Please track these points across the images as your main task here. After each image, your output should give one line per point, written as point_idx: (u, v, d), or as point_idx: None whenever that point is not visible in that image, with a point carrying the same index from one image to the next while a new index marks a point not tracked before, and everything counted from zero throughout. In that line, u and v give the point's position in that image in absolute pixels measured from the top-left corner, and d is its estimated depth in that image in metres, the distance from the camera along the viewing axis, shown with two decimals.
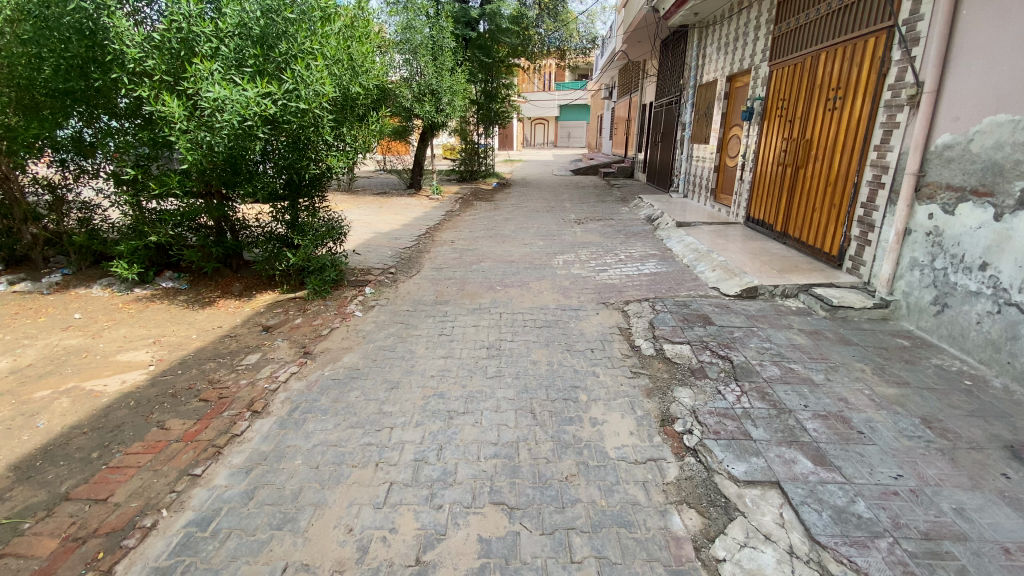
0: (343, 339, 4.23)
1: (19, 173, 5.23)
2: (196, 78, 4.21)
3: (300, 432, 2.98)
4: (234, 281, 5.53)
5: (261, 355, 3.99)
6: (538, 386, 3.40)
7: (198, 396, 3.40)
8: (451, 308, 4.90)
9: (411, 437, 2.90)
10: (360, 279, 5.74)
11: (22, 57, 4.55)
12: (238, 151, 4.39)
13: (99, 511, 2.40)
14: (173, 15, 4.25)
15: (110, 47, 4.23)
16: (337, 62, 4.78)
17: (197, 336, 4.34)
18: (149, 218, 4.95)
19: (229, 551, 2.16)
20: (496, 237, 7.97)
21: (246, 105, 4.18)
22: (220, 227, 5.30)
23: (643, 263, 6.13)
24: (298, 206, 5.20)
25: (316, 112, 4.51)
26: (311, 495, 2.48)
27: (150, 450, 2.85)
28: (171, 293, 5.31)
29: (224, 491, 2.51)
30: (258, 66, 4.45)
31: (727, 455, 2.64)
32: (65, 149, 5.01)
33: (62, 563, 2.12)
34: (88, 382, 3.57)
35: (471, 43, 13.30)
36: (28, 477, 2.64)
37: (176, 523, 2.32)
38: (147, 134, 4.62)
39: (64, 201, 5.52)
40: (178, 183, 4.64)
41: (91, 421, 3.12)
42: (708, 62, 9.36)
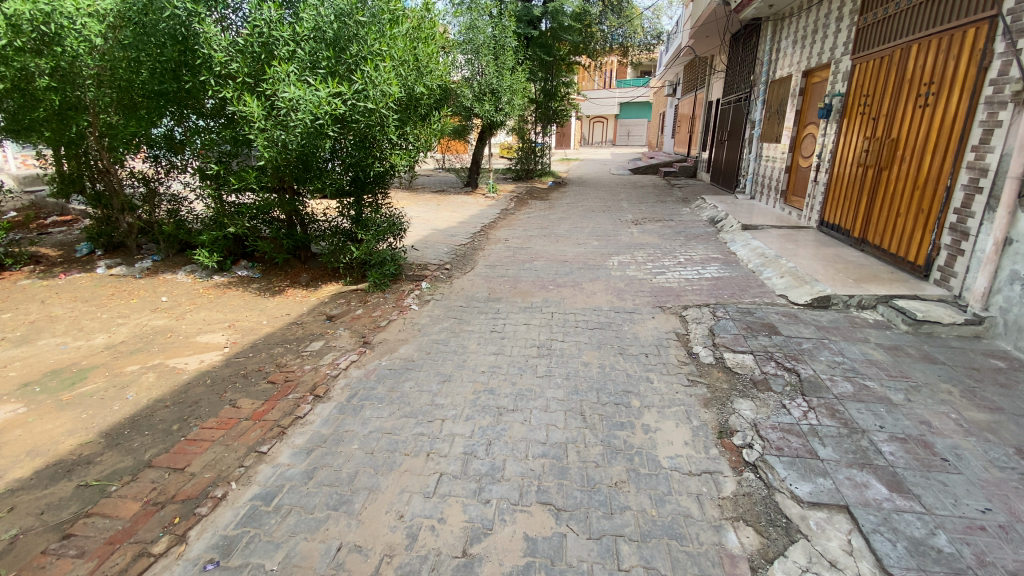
0: (399, 331, 4.37)
1: (119, 167, 5.81)
2: (275, 79, 4.48)
3: (357, 418, 3.10)
4: (302, 272, 5.85)
5: (324, 342, 4.19)
6: (589, 389, 3.35)
7: (266, 378, 3.62)
8: (504, 306, 4.93)
9: (461, 431, 2.95)
10: (417, 273, 5.89)
11: (123, 61, 5.01)
12: (310, 149, 4.64)
13: (177, 480, 2.62)
14: (256, 21, 4.53)
15: (200, 51, 4.58)
16: (404, 62, 4.92)
17: (267, 322, 4.62)
18: (229, 211, 5.35)
19: (289, 527, 2.29)
20: (550, 237, 7.93)
21: (319, 105, 4.40)
22: (290, 220, 5.62)
23: (704, 267, 5.91)
24: (363, 202, 5.41)
25: (383, 112, 4.66)
26: (365, 480, 2.57)
27: (222, 426, 3.07)
28: (246, 281, 5.69)
29: (286, 470, 2.66)
30: (330, 68, 4.67)
31: (790, 473, 2.49)
32: (157, 146, 5.47)
33: (142, 524, 2.32)
34: (171, 360, 3.90)
35: (532, 41, 13.31)
36: (117, 444, 2.91)
37: (243, 496, 2.48)
38: (229, 133, 4.96)
39: (155, 194, 6.04)
40: (255, 179, 4.98)
41: (173, 396, 3.40)
42: (782, 56, 8.86)
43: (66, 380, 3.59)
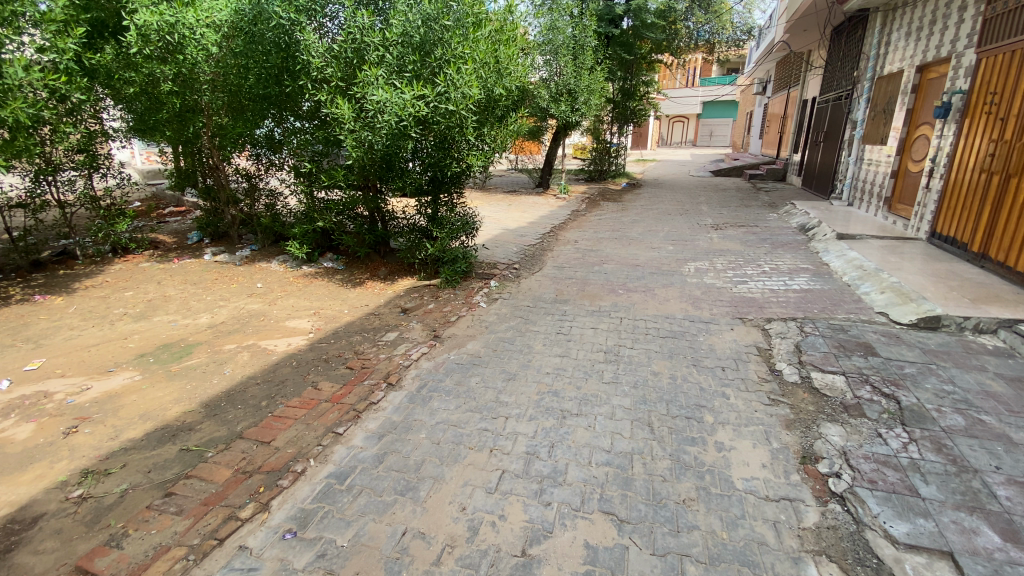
0: (467, 328, 4.46)
1: (226, 164, 6.37)
2: (364, 83, 4.74)
3: (426, 408, 3.21)
4: (381, 265, 6.14)
5: (398, 333, 4.38)
6: (658, 399, 3.24)
7: (345, 364, 3.85)
8: (571, 308, 4.88)
9: (525, 430, 2.96)
10: (487, 271, 6.00)
11: (234, 68, 5.56)
12: (393, 149, 4.87)
13: (263, 452, 2.85)
14: (351, 28, 4.82)
15: (300, 58, 4.95)
16: (486, 65, 5.02)
17: (347, 311, 4.90)
18: (319, 206, 5.75)
19: (360, 507, 2.42)
20: (623, 240, 7.75)
21: (404, 107, 4.62)
22: (372, 216, 5.93)
23: (792, 278, 5.51)
24: (439, 201, 5.59)
25: (463, 113, 4.78)
26: (431, 469, 2.66)
27: (304, 406, 3.29)
28: (330, 272, 6.08)
29: (359, 452, 2.82)
30: (416, 72, 4.87)
31: (884, 510, 2.26)
32: (260, 145, 5.98)
33: (232, 490, 2.56)
34: (263, 341, 4.25)
35: (613, 40, 13.11)
36: (214, 414, 3.22)
37: (320, 473, 2.66)
38: (321, 133, 5.33)
39: (255, 189, 6.59)
40: (342, 177, 5.32)
41: (263, 374, 3.71)
42: (892, 50, 8.07)
43: (175, 354, 4.02)
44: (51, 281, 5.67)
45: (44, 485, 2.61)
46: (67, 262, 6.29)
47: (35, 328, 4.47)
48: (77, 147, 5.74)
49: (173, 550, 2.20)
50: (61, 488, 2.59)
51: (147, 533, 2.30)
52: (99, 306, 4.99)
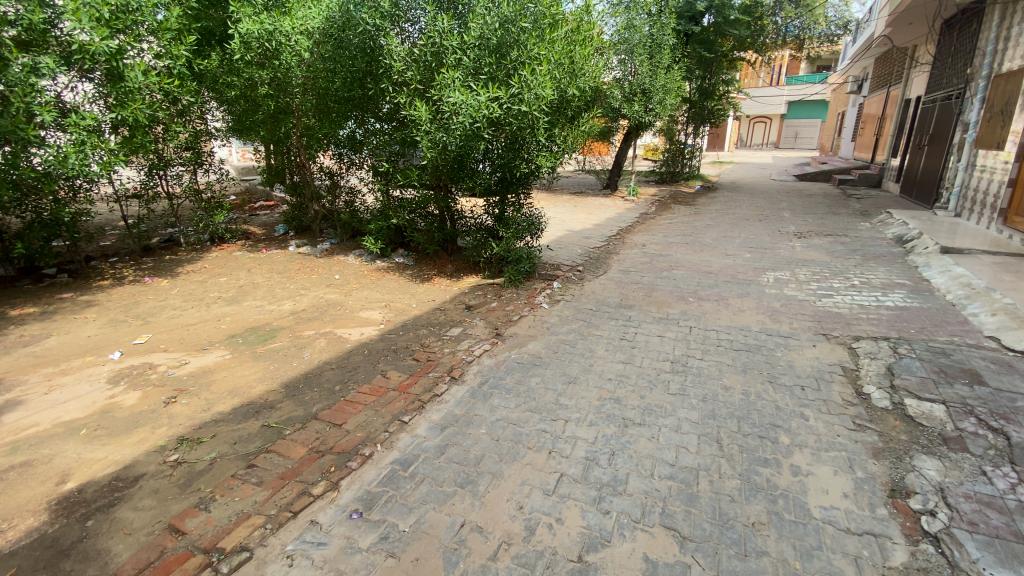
0: (529, 328, 4.48)
1: (312, 163, 6.83)
2: (442, 85, 4.87)
3: (487, 404, 3.27)
4: (448, 263, 6.32)
5: (462, 329, 4.49)
6: (728, 415, 3.10)
7: (412, 356, 4.00)
8: (636, 314, 4.77)
9: (584, 435, 2.93)
10: (551, 272, 5.99)
11: (322, 72, 5.87)
12: (466, 150, 4.99)
13: (334, 434, 3.02)
14: (431, 33, 4.98)
15: (383, 62, 5.19)
16: (560, 66, 5.02)
17: (415, 306, 5.09)
18: (394, 204, 6.03)
19: (422, 495, 2.51)
20: (694, 245, 7.46)
21: (478, 109, 4.69)
22: (442, 215, 6.11)
23: (884, 294, 5.05)
24: (506, 201, 5.66)
25: (535, 114, 4.81)
26: (490, 465, 2.70)
27: (373, 393, 3.46)
28: (400, 267, 6.34)
29: (422, 441, 2.92)
30: (491, 74, 4.95)
31: (985, 557, 2.04)
32: (342, 146, 6.33)
33: (306, 467, 2.74)
34: (338, 329, 4.51)
35: (692, 38, 12.65)
36: (293, 395, 3.46)
37: (386, 458, 2.79)
38: (399, 135, 5.58)
39: (337, 186, 6.99)
40: (417, 177, 5.54)
41: (337, 360, 3.94)
42: (1012, 44, 7.20)
43: (261, 336, 4.36)
44: (159, 265, 6.33)
45: (147, 447, 2.92)
46: (172, 248, 6.99)
47: (144, 306, 5.01)
48: (185, 145, 6.29)
49: (253, 518, 2.38)
50: (161, 451, 2.88)
51: (231, 499, 2.51)
52: (198, 290, 5.50)
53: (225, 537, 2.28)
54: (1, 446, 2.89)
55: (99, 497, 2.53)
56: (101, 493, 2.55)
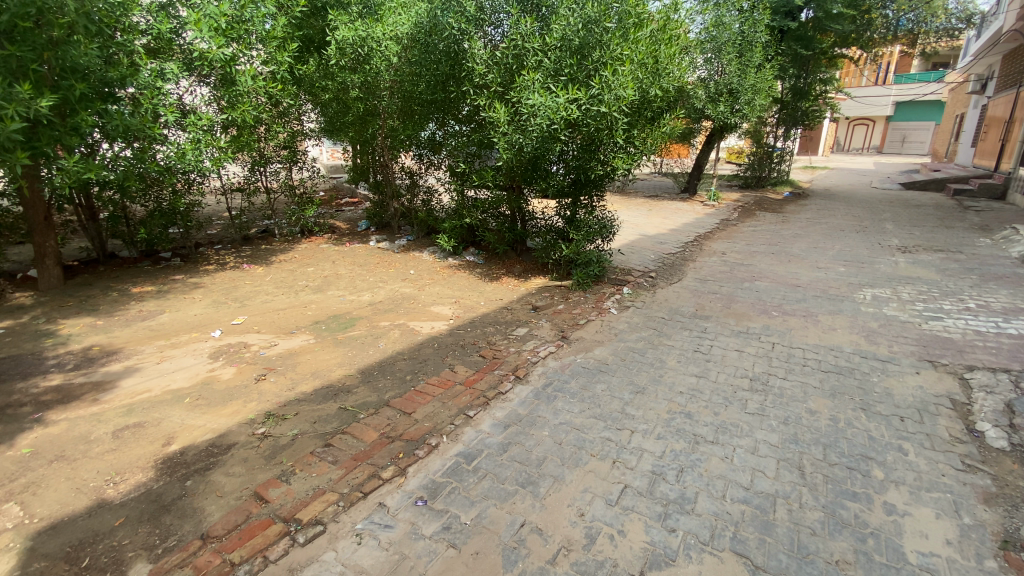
0: (596, 333, 4.41)
1: (394, 163, 7.15)
2: (522, 87, 4.91)
3: (551, 406, 3.26)
4: (517, 263, 6.37)
5: (529, 329, 4.51)
6: (812, 441, 2.87)
7: (478, 352, 4.08)
8: (712, 325, 4.55)
9: (651, 448, 2.84)
10: (621, 278, 5.86)
11: (408, 76, 6.09)
12: (542, 152, 4.99)
13: (404, 422, 3.15)
14: (514, 35, 5.04)
15: (466, 66, 5.32)
16: (643, 66, 4.92)
17: (483, 304, 5.17)
18: (468, 204, 6.24)
19: (484, 490, 2.55)
20: (780, 256, 6.98)
21: (556, 111, 4.69)
22: (514, 215, 6.17)
23: (1007, 320, 4.45)
24: (579, 203, 5.59)
25: (614, 116, 4.74)
26: (552, 468, 2.69)
27: (441, 385, 3.57)
28: (471, 265, 6.49)
29: (486, 437, 2.97)
30: (571, 75, 4.92)
31: None
32: (423, 146, 6.58)
33: (377, 451, 2.87)
34: (411, 322, 4.70)
35: (788, 35, 11.95)
36: (367, 381, 3.65)
37: (450, 450, 2.86)
38: (477, 136, 5.71)
39: (416, 185, 7.29)
40: (491, 178, 5.64)
41: (408, 352, 4.10)
42: None
43: (341, 324, 4.64)
44: (256, 253, 6.92)
45: (238, 419, 3.20)
46: (268, 239, 7.61)
47: (242, 290, 5.50)
48: (283, 144, 6.82)
49: (327, 494, 2.54)
50: (250, 424, 3.14)
51: (309, 474, 2.69)
52: (288, 278, 5.95)
53: (302, 509, 2.44)
54: (121, 407, 3.28)
55: (197, 460, 2.80)
56: (199, 457, 2.83)
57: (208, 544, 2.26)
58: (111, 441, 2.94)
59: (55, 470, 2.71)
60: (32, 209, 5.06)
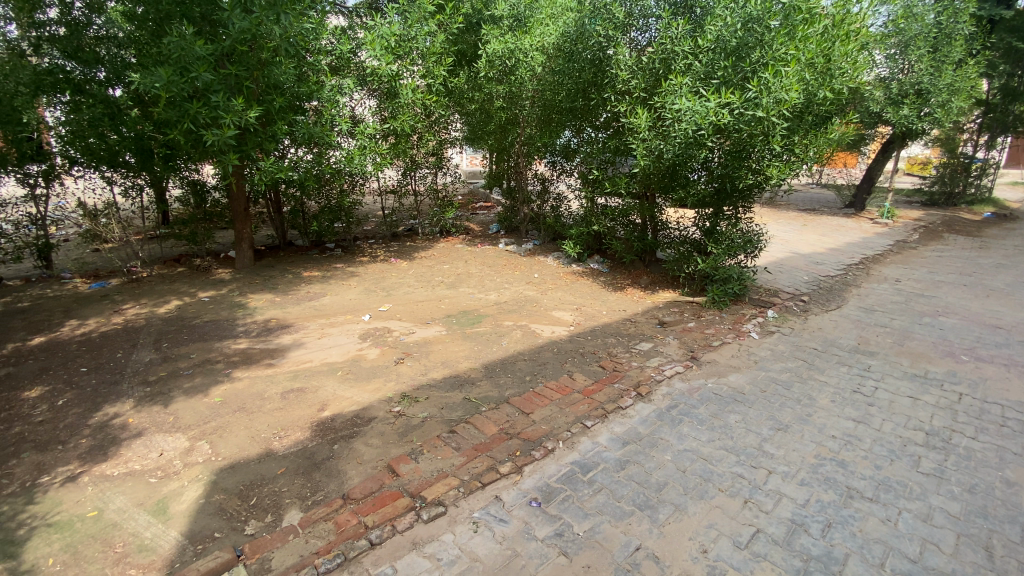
0: (731, 357, 4.06)
1: (529, 169, 7.39)
2: (668, 92, 4.73)
3: (675, 430, 3.07)
4: (644, 274, 6.15)
5: (653, 345, 4.31)
6: (1009, 520, 2.33)
7: (598, 362, 4.01)
8: (878, 364, 3.91)
9: (791, 493, 2.53)
10: (763, 299, 5.31)
11: (551, 84, 6.24)
12: (684, 159, 4.73)
13: (522, 421, 3.20)
14: (663, 39, 4.89)
15: (610, 72, 5.29)
16: (811, 66, 4.48)
17: (606, 313, 5.07)
18: (597, 211, 6.21)
19: (598, 504, 2.49)
20: (976, 289, 5.77)
21: (705, 116, 4.40)
22: (645, 225, 5.95)
23: None
24: (721, 214, 5.21)
25: (772, 121, 4.34)
26: (673, 495, 2.53)
27: (559, 391, 3.57)
28: (595, 273, 6.42)
29: (603, 450, 2.90)
30: (725, 78, 4.60)
31: None
32: (557, 153, 6.68)
33: (495, 445, 2.96)
34: (534, 325, 4.77)
35: (1000, 25, 10.05)
36: (490, 376, 3.79)
37: (566, 457, 2.85)
38: (614, 143, 5.63)
39: (546, 192, 7.45)
40: (625, 185, 5.55)
41: (529, 353, 4.18)
42: None
43: (468, 320, 4.89)
44: (401, 249, 7.62)
45: (379, 395, 3.53)
46: (411, 236, 8.33)
47: (387, 281, 6.09)
48: (432, 151, 7.40)
49: (449, 479, 2.68)
50: (388, 402, 3.45)
51: (435, 456, 2.87)
52: (426, 273, 6.45)
53: (427, 489, 2.61)
54: (288, 372, 3.84)
55: (343, 428, 3.16)
56: (345, 425, 3.18)
57: (347, 504, 2.53)
58: (279, 401, 3.45)
59: (237, 419, 3.24)
60: (236, 202, 6.16)
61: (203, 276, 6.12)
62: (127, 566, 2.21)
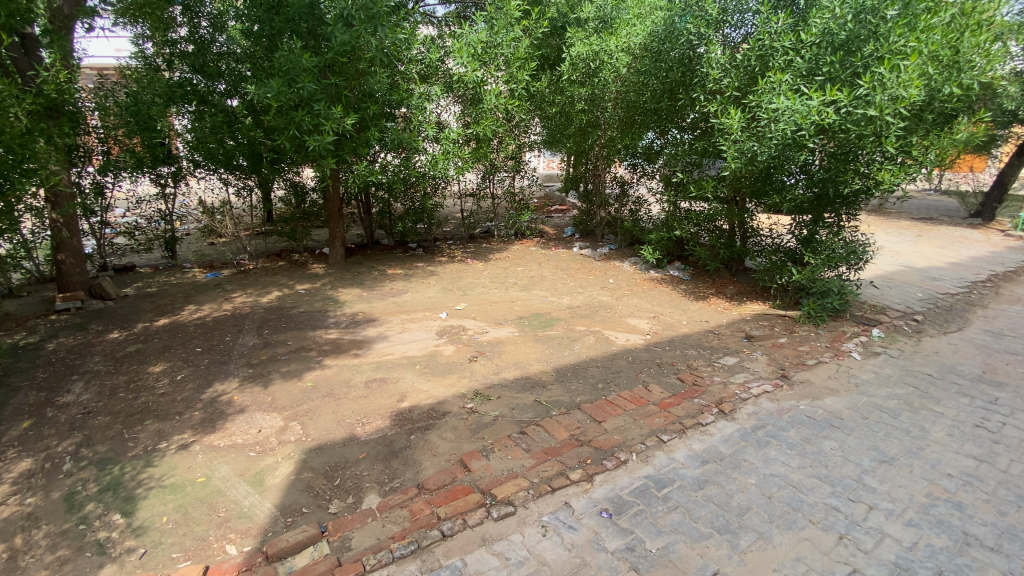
0: (828, 378, 3.72)
1: (608, 172, 7.32)
2: (765, 90, 4.44)
3: (760, 452, 2.87)
4: (730, 284, 5.82)
5: (739, 360, 4.06)
6: None
7: (677, 374, 3.85)
8: (1009, 398, 3.41)
9: (896, 534, 2.28)
10: (867, 316, 4.83)
11: (636, 85, 6.12)
12: (782, 161, 4.41)
13: (594, 429, 3.14)
14: (761, 35, 4.60)
15: (700, 71, 5.07)
16: (935, 60, 4.04)
17: (686, 323, 4.86)
18: (680, 215, 5.97)
19: (673, 522, 2.38)
20: None
21: (806, 115, 4.09)
22: (733, 231, 5.69)
23: None
24: (820, 221, 4.80)
25: (886, 120, 3.96)
26: (756, 522, 2.37)
27: (634, 401, 3.47)
28: (675, 280, 6.18)
29: (680, 467, 2.77)
30: (831, 74, 4.26)
31: None
32: (639, 155, 6.54)
33: (566, 451, 2.93)
34: (607, 331, 4.68)
35: None
36: (562, 381, 3.77)
37: (640, 471, 2.76)
38: (702, 144, 5.39)
39: (625, 196, 7.32)
40: (712, 188, 5.30)
41: (603, 360, 4.10)
42: None
43: (542, 323, 4.89)
44: (478, 250, 7.80)
45: (454, 391, 3.63)
46: (487, 238, 8.51)
47: (464, 281, 6.26)
48: (511, 155, 7.52)
49: (519, 479, 2.69)
50: (462, 398, 3.54)
51: (505, 456, 2.90)
52: (501, 275, 6.55)
53: (496, 487, 2.64)
54: (372, 363, 4.07)
55: (419, 420, 3.28)
56: (421, 417, 3.31)
57: (421, 494, 2.63)
58: (363, 389, 3.66)
59: (326, 404, 3.48)
60: (331, 202, 6.62)
61: (300, 270, 6.66)
62: (228, 529, 2.44)
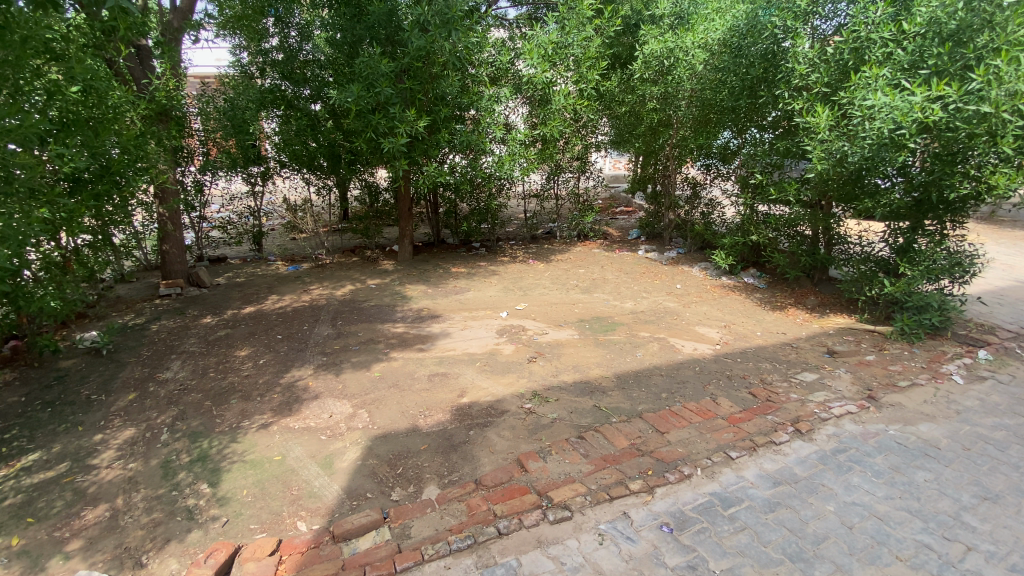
0: (924, 403, 3.36)
1: (679, 173, 7.10)
2: (858, 86, 4.09)
3: (841, 478, 2.65)
4: (811, 294, 5.44)
5: (819, 376, 3.77)
6: None
7: (748, 389, 3.63)
8: None
9: None
10: (972, 335, 4.33)
11: (712, 82, 5.86)
12: (876, 162, 4.04)
13: (656, 439, 3.04)
14: (856, 26, 4.25)
15: (784, 67, 4.76)
16: None
17: (760, 334, 4.59)
18: (757, 219, 5.71)
19: (740, 544, 2.26)
20: None
21: (908, 113, 3.72)
22: (817, 237, 5.30)
23: None
24: (920, 229, 4.36)
25: (1005, 117, 3.52)
26: (834, 552, 2.19)
27: (700, 413, 3.32)
28: (749, 288, 5.85)
29: (749, 486, 2.62)
30: (938, 67, 3.86)
31: None
32: (713, 156, 6.38)
33: (626, 459, 2.86)
34: (673, 339, 4.52)
35: None
36: (623, 387, 3.68)
37: (705, 486, 2.64)
38: (784, 144, 5.07)
39: (697, 197, 7.09)
40: (794, 191, 4.97)
41: (668, 368, 3.96)
42: None
43: (604, 327, 4.80)
44: (540, 251, 7.81)
45: (512, 390, 3.66)
46: (550, 239, 8.49)
47: (526, 281, 6.29)
48: (578, 156, 7.45)
49: (576, 484, 2.66)
50: (520, 398, 3.56)
51: (563, 459, 2.88)
52: (563, 276, 6.51)
53: (553, 489, 2.63)
54: (435, 358, 4.19)
55: (479, 416, 3.33)
56: (480, 413, 3.36)
57: (479, 489, 2.67)
58: (426, 382, 3.78)
59: (391, 394, 3.63)
60: (402, 202, 6.90)
61: (371, 265, 6.99)
62: (300, 507, 2.61)
